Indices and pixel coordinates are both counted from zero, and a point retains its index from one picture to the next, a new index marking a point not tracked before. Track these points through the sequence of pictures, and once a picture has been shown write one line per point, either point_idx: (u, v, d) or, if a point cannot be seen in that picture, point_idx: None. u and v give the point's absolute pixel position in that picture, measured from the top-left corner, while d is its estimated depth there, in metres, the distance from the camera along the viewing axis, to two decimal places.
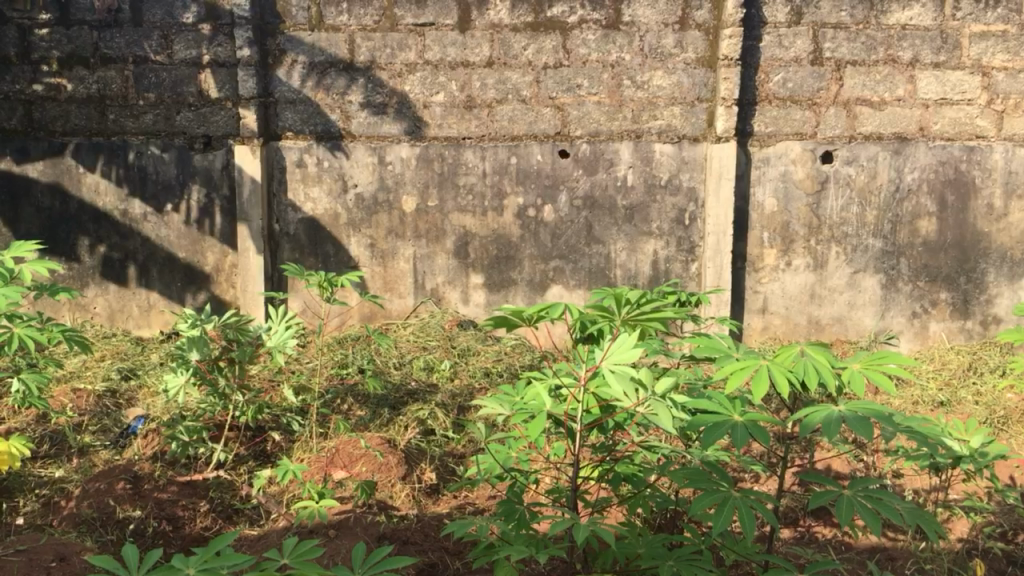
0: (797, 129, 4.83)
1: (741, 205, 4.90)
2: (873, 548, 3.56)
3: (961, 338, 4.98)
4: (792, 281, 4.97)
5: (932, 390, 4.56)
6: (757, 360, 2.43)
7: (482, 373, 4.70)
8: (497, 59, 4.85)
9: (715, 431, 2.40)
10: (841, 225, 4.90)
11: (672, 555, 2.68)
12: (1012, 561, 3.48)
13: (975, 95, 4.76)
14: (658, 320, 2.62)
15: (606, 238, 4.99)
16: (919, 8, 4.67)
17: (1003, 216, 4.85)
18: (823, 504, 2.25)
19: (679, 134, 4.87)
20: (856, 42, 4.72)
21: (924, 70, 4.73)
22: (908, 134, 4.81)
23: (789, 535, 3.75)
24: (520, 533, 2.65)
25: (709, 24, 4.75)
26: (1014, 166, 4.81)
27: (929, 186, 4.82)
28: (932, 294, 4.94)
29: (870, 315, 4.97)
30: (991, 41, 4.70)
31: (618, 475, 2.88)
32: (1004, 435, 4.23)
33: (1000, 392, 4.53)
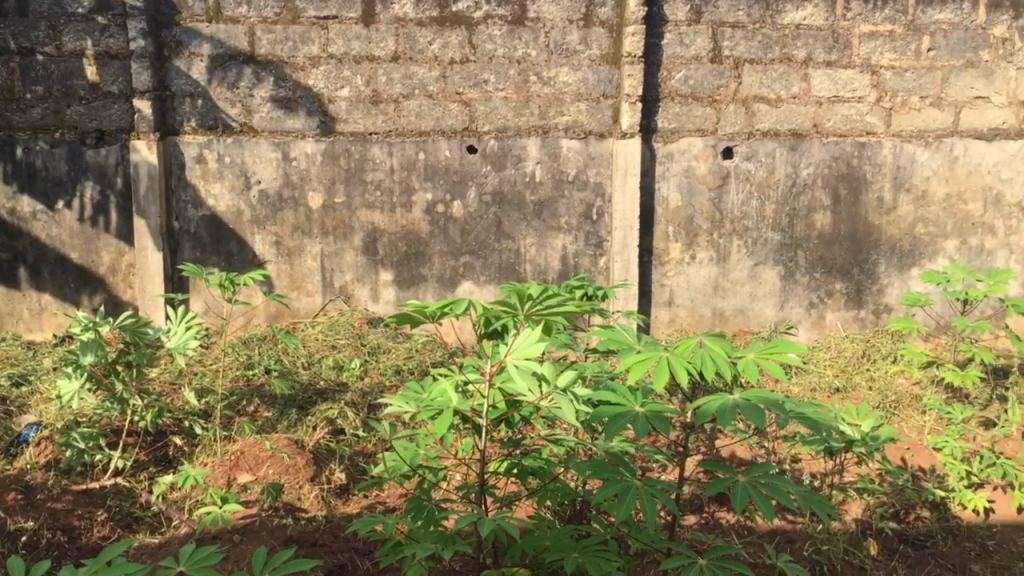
0: (699, 125, 4.94)
1: (647, 199, 4.99)
2: (773, 531, 3.70)
3: (855, 327, 5.17)
4: (696, 274, 5.09)
5: (829, 377, 4.75)
6: (658, 352, 2.51)
7: (393, 371, 4.66)
8: (402, 54, 4.81)
9: (617, 422, 2.46)
10: (742, 219, 5.03)
11: (578, 545, 2.71)
12: (903, 539, 3.70)
13: (865, 93, 4.93)
14: (562, 316, 2.67)
15: (514, 233, 5.01)
16: (811, 9, 4.83)
17: (892, 209, 5.03)
18: (720, 492, 2.33)
19: (586, 130, 4.93)
20: (754, 41, 4.85)
21: (817, 69, 4.90)
22: (802, 131, 4.97)
23: (694, 521, 3.83)
24: (428, 530, 2.65)
25: (613, 22, 4.82)
26: (902, 161, 4.97)
27: (823, 181, 4.98)
28: (828, 285, 5.12)
29: (770, 306, 5.13)
30: (879, 40, 4.87)
31: (524, 468, 2.92)
32: (895, 420, 4.45)
33: (892, 377, 4.73)
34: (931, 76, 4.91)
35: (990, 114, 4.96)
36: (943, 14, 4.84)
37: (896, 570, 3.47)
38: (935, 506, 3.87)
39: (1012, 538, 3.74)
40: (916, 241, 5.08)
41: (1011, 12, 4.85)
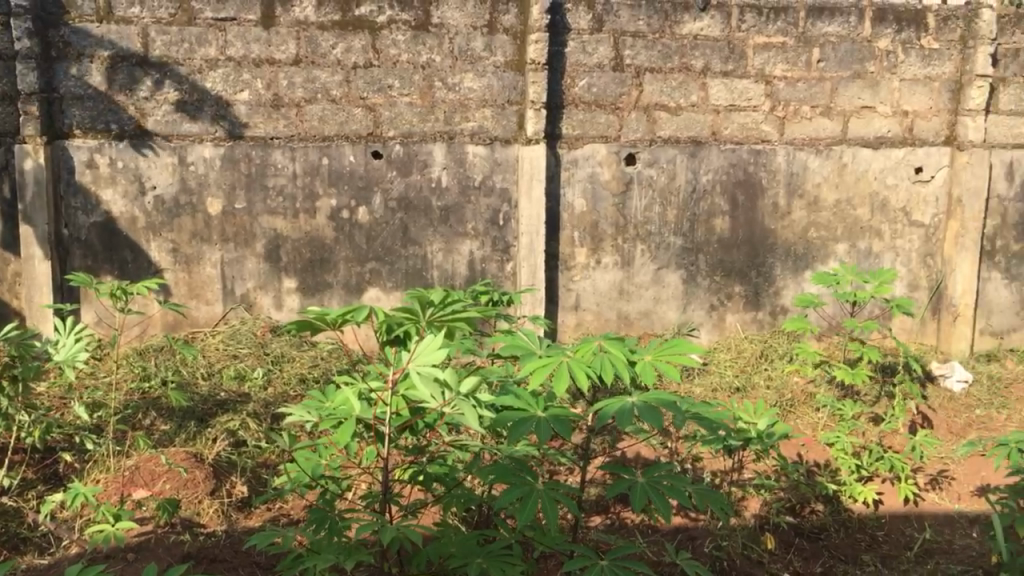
0: (602, 132, 5.01)
1: (552, 205, 5.03)
2: (677, 529, 3.78)
3: (753, 328, 5.33)
4: (602, 278, 5.16)
5: (729, 377, 4.90)
6: (559, 357, 2.55)
7: (297, 381, 4.56)
8: (304, 57, 4.74)
9: (518, 428, 2.48)
10: (645, 224, 5.13)
11: (481, 551, 2.71)
12: (798, 533, 3.84)
13: (760, 102, 5.10)
14: (465, 322, 2.68)
15: (421, 239, 4.98)
16: (708, 20, 4.97)
17: (786, 214, 5.21)
18: (619, 494, 2.38)
19: (492, 136, 4.94)
20: (654, 51, 4.97)
21: (714, 78, 5.04)
22: (701, 138, 5.10)
23: (599, 522, 3.88)
24: (331, 541, 2.60)
25: (517, 29, 4.85)
26: (795, 168, 5.16)
27: (722, 187, 5.13)
28: (727, 287, 5.27)
29: (673, 309, 5.24)
30: (772, 52, 5.04)
31: (429, 475, 2.91)
32: (791, 418, 4.61)
33: (788, 376, 4.89)
34: (820, 86, 5.11)
35: (876, 123, 5.17)
36: (832, 27, 5.04)
37: (792, 563, 3.61)
38: (829, 499, 4.02)
39: (900, 527, 3.91)
40: (809, 245, 5.27)
41: (894, 25, 5.06)
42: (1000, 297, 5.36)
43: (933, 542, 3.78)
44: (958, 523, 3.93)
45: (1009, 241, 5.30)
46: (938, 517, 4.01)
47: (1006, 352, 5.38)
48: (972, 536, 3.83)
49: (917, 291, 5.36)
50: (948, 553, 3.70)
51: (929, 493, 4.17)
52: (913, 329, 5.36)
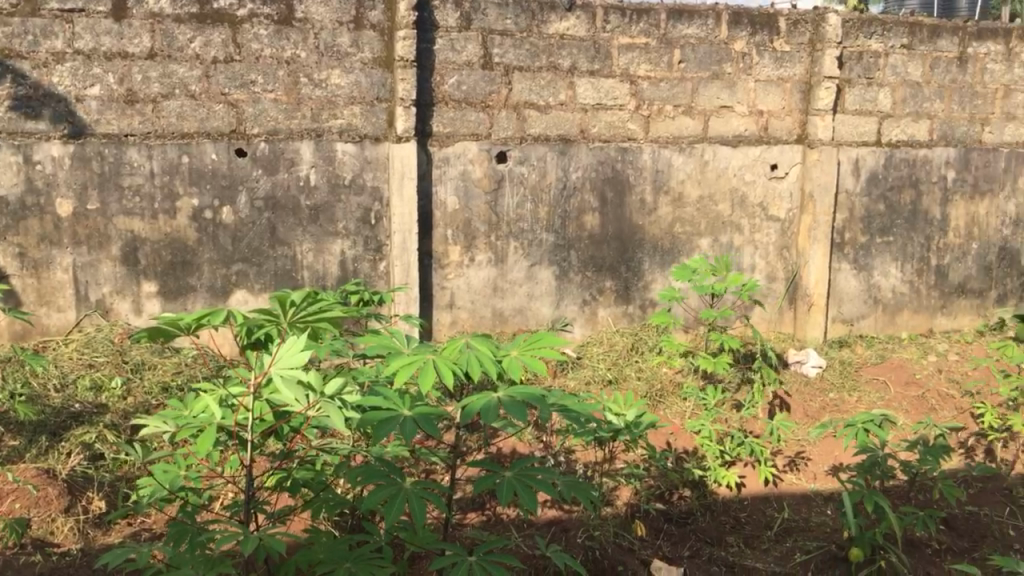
0: (473, 130, 5.02)
1: (424, 203, 5.00)
2: (552, 521, 3.82)
3: (624, 321, 5.46)
4: (475, 276, 5.17)
5: (602, 370, 5.01)
6: (424, 355, 2.54)
7: (160, 389, 4.37)
8: (160, 51, 4.54)
9: (384, 428, 2.45)
10: (517, 221, 5.17)
11: (350, 555, 2.65)
12: (667, 518, 3.95)
13: (625, 101, 5.22)
14: (328, 324, 2.63)
15: (290, 239, 4.86)
16: (574, 20, 5.05)
17: (653, 210, 5.36)
18: (487, 489, 2.42)
19: (361, 134, 4.87)
20: (521, 49, 5.01)
21: (581, 78, 5.13)
22: (570, 137, 5.18)
23: (475, 519, 3.88)
24: (194, 554, 2.49)
25: (383, 25, 4.80)
26: (660, 165, 5.31)
27: (591, 184, 5.23)
28: (598, 282, 5.37)
29: (546, 305, 5.31)
30: (636, 52, 5.18)
31: (296, 480, 2.84)
32: (661, 408, 4.76)
33: (657, 367, 5.04)
34: (682, 86, 5.27)
35: (734, 122, 5.39)
36: (691, 29, 5.21)
37: (661, 548, 3.73)
38: (695, 484, 4.16)
39: (760, 508, 4.10)
40: (675, 239, 5.44)
41: (749, 28, 5.29)
42: (849, 287, 5.68)
43: (791, 521, 3.98)
44: (814, 501, 4.16)
45: (857, 234, 5.62)
46: (795, 496, 4.22)
47: (856, 338, 5.72)
48: (826, 513, 4.05)
49: (775, 282, 5.62)
50: (805, 530, 3.90)
51: (787, 475, 4.38)
52: (771, 319, 5.62)
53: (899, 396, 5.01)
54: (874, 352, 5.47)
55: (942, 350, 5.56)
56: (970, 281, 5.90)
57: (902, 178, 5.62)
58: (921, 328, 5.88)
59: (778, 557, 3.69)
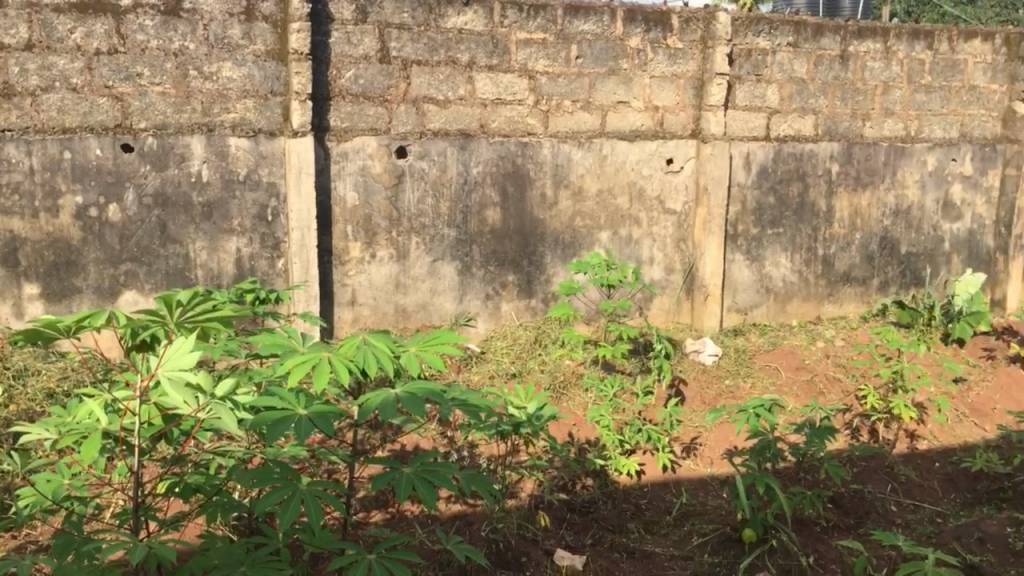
0: (371, 124, 4.96)
1: (323, 199, 4.92)
2: (456, 516, 3.82)
3: (527, 315, 5.50)
4: (377, 273, 5.12)
5: (506, 364, 5.04)
6: (319, 353, 2.49)
7: (45, 396, 4.16)
8: (38, 42, 4.32)
9: (278, 428, 2.39)
10: (418, 216, 5.14)
11: (246, 559, 2.57)
12: (571, 508, 4.00)
13: (524, 96, 5.25)
14: (218, 324, 2.55)
15: (182, 237, 4.71)
16: (471, 14, 5.05)
17: (553, 204, 5.41)
18: (386, 486, 2.40)
19: (255, 128, 4.75)
20: (419, 43, 4.98)
21: (480, 72, 5.14)
22: (470, 131, 5.18)
23: (379, 518, 3.84)
24: (79, 566, 2.37)
25: (277, 17, 4.69)
26: (560, 160, 5.37)
27: (492, 178, 5.24)
28: (501, 277, 5.39)
29: (449, 300, 5.29)
30: (534, 48, 5.21)
31: (188, 484, 2.74)
32: (564, 400, 4.83)
33: (559, 360, 5.11)
34: (580, 82, 5.34)
35: (630, 117, 5.49)
36: (587, 25, 5.28)
37: (564, 537, 3.77)
38: (597, 473, 4.24)
39: (660, 494, 4.21)
40: (576, 233, 5.51)
41: (643, 26, 5.40)
42: (743, 277, 5.87)
43: (689, 506, 4.10)
44: (710, 486, 4.29)
45: (749, 226, 5.81)
46: (692, 481, 4.35)
47: (750, 326, 5.92)
48: (722, 497, 4.18)
49: (673, 273, 5.76)
50: (702, 513, 4.02)
51: (685, 461, 4.51)
52: (669, 309, 5.77)
53: (789, 380, 5.21)
54: (766, 340, 5.67)
55: (829, 336, 5.80)
56: (854, 270, 6.17)
57: (790, 171, 5.84)
58: (810, 315, 6.12)
59: (676, 541, 3.79)
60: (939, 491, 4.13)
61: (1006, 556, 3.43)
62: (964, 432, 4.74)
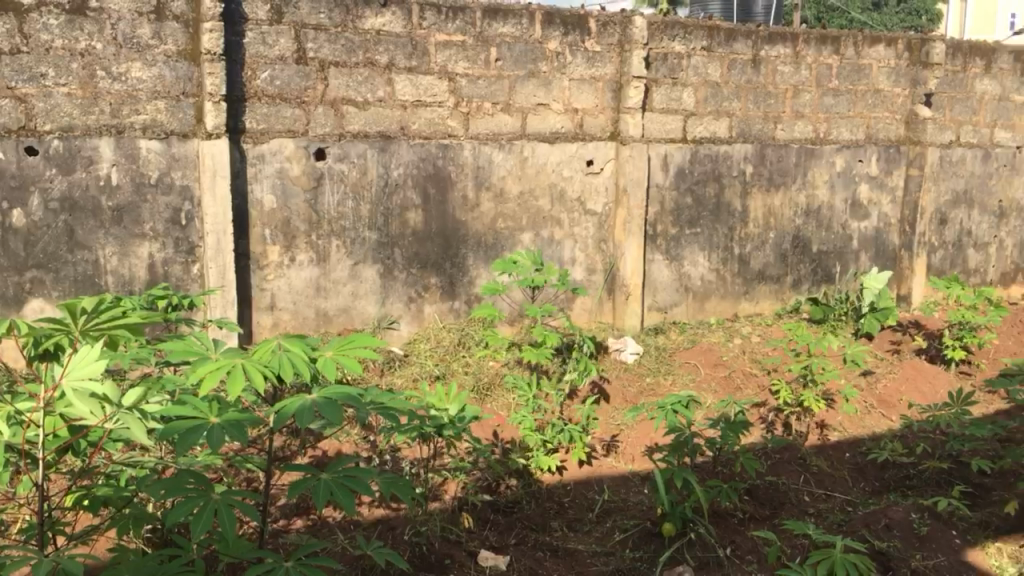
0: (288, 126, 4.89)
1: (239, 202, 4.83)
2: (379, 520, 3.78)
3: (451, 317, 5.49)
4: (297, 276, 5.04)
5: (430, 365, 5.02)
6: (232, 359, 2.44)
7: None
8: None
9: (189, 437, 2.32)
10: (338, 219, 5.09)
11: (157, 572, 2.49)
12: (495, 508, 4.01)
13: (444, 98, 5.25)
14: (126, 332, 2.47)
15: (91, 242, 4.56)
16: (389, 16, 5.03)
17: (475, 206, 5.42)
18: (302, 493, 2.36)
19: (166, 130, 4.63)
20: (336, 44, 4.93)
21: (399, 74, 5.11)
22: (390, 133, 5.15)
23: (300, 525, 3.78)
24: None
25: (188, 17, 4.58)
26: (481, 162, 5.38)
27: (413, 180, 5.22)
28: (423, 279, 5.37)
29: (371, 303, 5.25)
30: (453, 50, 5.22)
31: (97, 496, 2.65)
32: (488, 401, 4.84)
33: (483, 361, 5.12)
34: (499, 84, 5.36)
35: (550, 119, 5.54)
36: (506, 27, 5.31)
37: (487, 538, 3.77)
38: (520, 473, 4.27)
39: (582, 492, 4.27)
40: (498, 235, 5.53)
41: (561, 29, 5.45)
42: (663, 277, 5.98)
43: (611, 502, 4.16)
44: (632, 482, 4.36)
45: (667, 226, 5.92)
46: (614, 478, 4.42)
47: (670, 325, 6.03)
48: (643, 493, 4.25)
49: (595, 273, 5.83)
50: (623, 510, 4.08)
51: (606, 458, 4.58)
52: (591, 309, 5.84)
53: (708, 376, 5.34)
54: (686, 338, 5.79)
55: (745, 333, 5.96)
56: (769, 268, 6.35)
57: (707, 173, 5.98)
58: (728, 313, 6.27)
59: (598, 538, 3.83)
60: (849, 480, 4.27)
61: (911, 541, 3.57)
62: (872, 423, 4.93)
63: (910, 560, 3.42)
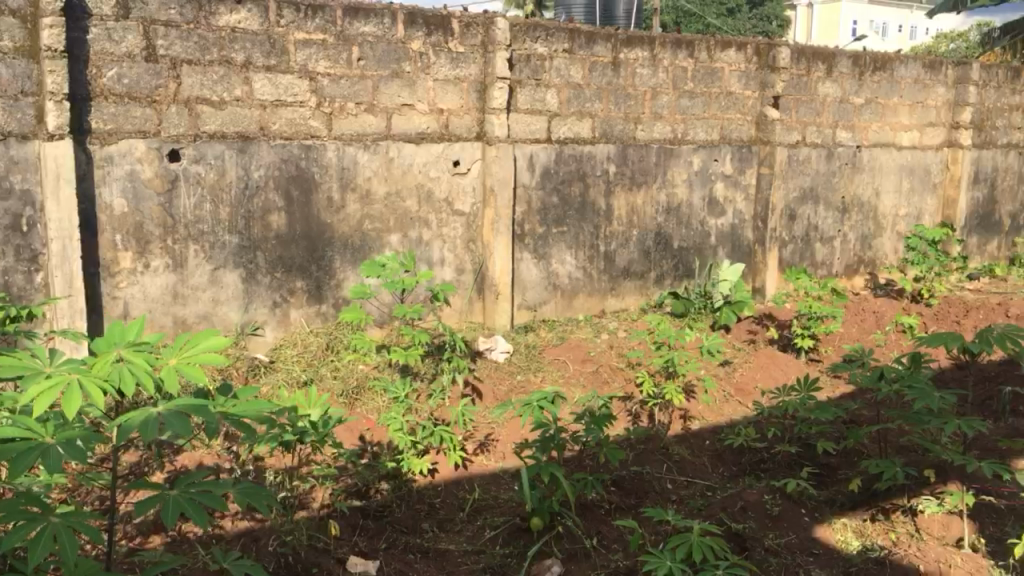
0: (139, 127, 4.68)
1: (87, 207, 4.59)
2: (242, 533, 3.67)
3: (318, 322, 5.39)
4: (151, 283, 4.83)
5: (297, 371, 4.92)
6: (68, 374, 2.30)
7: None
8: None
9: (23, 459, 2.15)
10: (195, 223, 4.91)
11: None
12: (365, 513, 3.96)
13: (306, 98, 5.14)
14: None
15: None
16: (245, 13, 4.88)
17: (341, 208, 5.34)
18: (149, 511, 2.26)
19: (3, 131, 4.33)
20: (189, 42, 4.74)
21: (257, 73, 4.97)
22: (249, 134, 5.01)
23: (158, 542, 3.62)
24: None
25: (26, 11, 4.31)
26: (345, 163, 5.31)
27: (274, 182, 5.10)
28: (288, 283, 5.24)
29: (233, 309, 5.09)
30: (313, 48, 5.11)
31: None
32: (358, 405, 4.78)
33: (353, 364, 5.05)
34: (362, 84, 5.30)
35: (415, 120, 5.52)
36: (367, 27, 5.25)
37: (357, 544, 3.71)
38: (390, 476, 4.23)
39: (453, 491, 4.27)
40: (365, 236, 5.47)
41: (424, 29, 5.44)
42: (532, 276, 6.06)
43: (482, 500, 4.18)
44: (502, 479, 4.41)
45: (535, 225, 6.01)
46: (485, 476, 4.45)
47: (539, 323, 6.11)
48: (514, 489, 4.30)
49: (464, 274, 5.85)
50: (494, 507, 4.11)
51: (477, 457, 4.61)
52: (462, 310, 5.85)
53: (576, 372, 5.45)
54: (555, 335, 5.90)
55: (612, 328, 6.12)
56: (634, 265, 6.54)
57: (571, 172, 6.10)
58: (596, 309, 6.42)
59: (469, 537, 3.84)
60: (709, 466, 4.45)
61: (765, 521, 3.76)
62: (730, 411, 5.16)
63: (763, 540, 3.61)
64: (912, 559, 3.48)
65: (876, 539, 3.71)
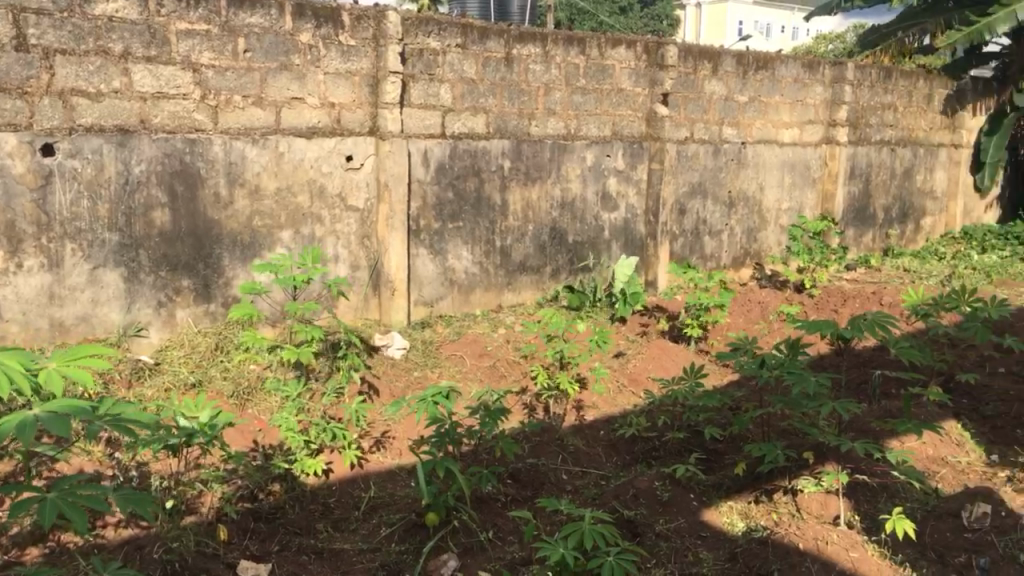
0: (8, 119, 4.43)
1: None
2: (125, 542, 3.52)
3: (206, 322, 5.22)
4: (25, 283, 4.59)
5: (184, 373, 4.76)
6: None
7: None
8: None
9: None
10: (72, 220, 4.69)
11: None
12: (256, 516, 3.87)
13: (189, 90, 4.97)
14: None
15: None
16: (123, 1, 4.69)
17: (228, 204, 5.20)
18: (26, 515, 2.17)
19: None
20: (62, 31, 4.52)
21: (136, 64, 4.77)
22: (129, 127, 4.81)
23: (34, 554, 3.44)
24: None
25: None
26: (233, 158, 5.17)
27: (157, 178, 4.92)
28: (174, 282, 5.07)
29: (114, 310, 4.88)
30: (196, 39, 4.95)
31: None
32: (248, 406, 4.66)
33: (243, 365, 4.92)
34: (249, 76, 5.16)
35: (305, 114, 5.42)
36: (253, 18, 5.12)
37: (248, 548, 3.63)
38: (283, 478, 4.15)
39: (348, 490, 4.23)
40: (255, 233, 5.33)
41: (313, 21, 5.34)
42: (428, 271, 6.04)
43: (377, 498, 4.15)
44: (398, 476, 4.38)
45: (430, 220, 5.99)
46: (380, 474, 4.42)
47: (436, 318, 6.09)
48: (409, 486, 4.28)
49: (359, 270, 5.78)
50: (390, 504, 4.08)
51: (372, 455, 4.56)
52: (357, 308, 5.77)
53: (473, 367, 5.47)
54: (452, 330, 5.89)
55: (508, 323, 6.16)
56: (529, 259, 6.60)
57: (466, 167, 6.10)
58: (492, 304, 6.45)
59: (364, 535, 3.80)
60: (603, 456, 4.54)
61: (656, 507, 3.87)
62: (622, 402, 5.27)
63: (654, 525, 3.72)
64: (791, 537, 3.60)
65: (759, 520, 3.84)
